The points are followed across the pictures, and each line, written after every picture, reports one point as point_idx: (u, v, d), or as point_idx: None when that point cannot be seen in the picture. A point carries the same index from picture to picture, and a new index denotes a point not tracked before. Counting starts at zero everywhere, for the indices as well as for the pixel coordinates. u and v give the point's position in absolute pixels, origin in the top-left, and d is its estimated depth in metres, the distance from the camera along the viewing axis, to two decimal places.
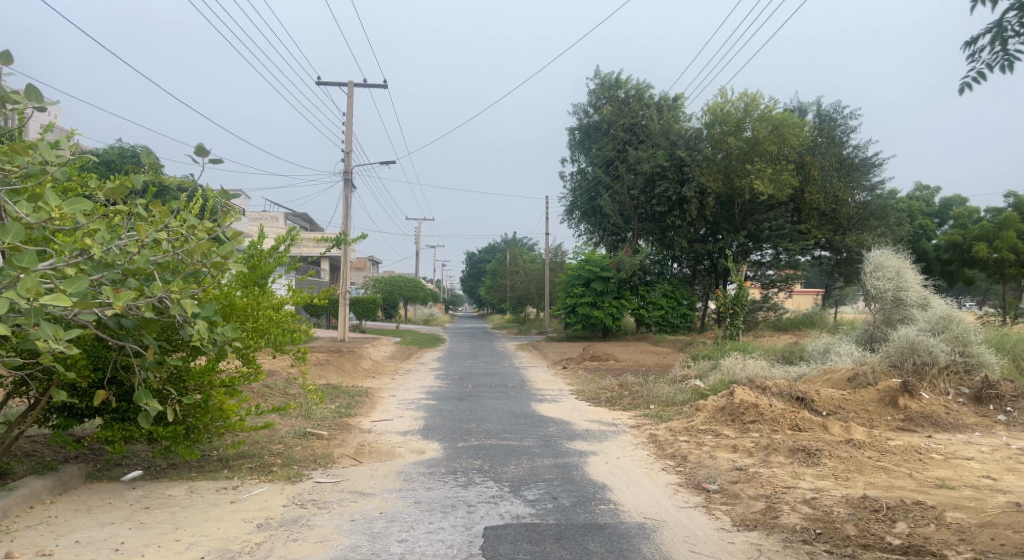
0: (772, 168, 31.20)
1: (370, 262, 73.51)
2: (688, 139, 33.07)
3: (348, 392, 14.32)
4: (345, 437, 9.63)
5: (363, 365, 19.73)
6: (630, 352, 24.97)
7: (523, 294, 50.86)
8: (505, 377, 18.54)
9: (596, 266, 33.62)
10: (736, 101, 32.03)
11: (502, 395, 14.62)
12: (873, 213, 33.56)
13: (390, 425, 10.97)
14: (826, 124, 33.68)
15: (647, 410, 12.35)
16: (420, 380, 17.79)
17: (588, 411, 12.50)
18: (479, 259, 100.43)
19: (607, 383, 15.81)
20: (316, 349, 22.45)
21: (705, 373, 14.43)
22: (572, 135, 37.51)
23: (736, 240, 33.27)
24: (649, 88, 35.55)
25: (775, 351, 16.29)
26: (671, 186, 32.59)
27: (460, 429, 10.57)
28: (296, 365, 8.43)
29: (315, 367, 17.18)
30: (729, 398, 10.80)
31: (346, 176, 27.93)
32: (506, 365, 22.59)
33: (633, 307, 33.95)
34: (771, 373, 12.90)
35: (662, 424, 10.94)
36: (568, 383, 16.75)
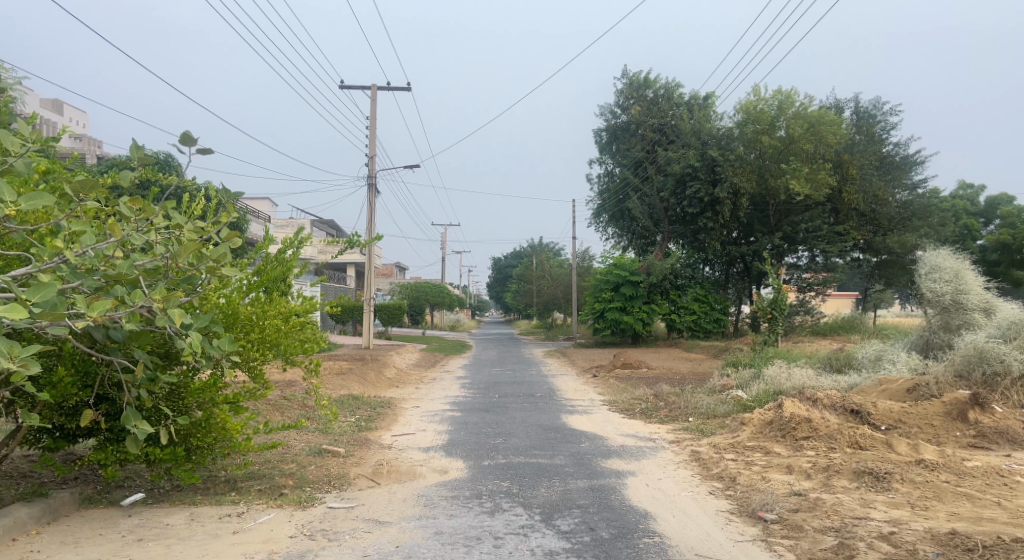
0: (808, 167, 30.33)
1: (396, 269, 73.33)
2: (720, 138, 32.14)
3: (370, 404, 13.69)
4: (363, 454, 8.97)
5: (388, 374, 19.15)
6: (664, 359, 24.12)
7: (550, 300, 50.11)
8: (533, 385, 17.82)
9: (625, 270, 32.71)
10: (770, 99, 31.10)
11: (530, 406, 13.90)
12: (917, 212, 32.47)
13: (411, 440, 10.30)
14: (865, 122, 32.78)
15: (687, 423, 11.55)
16: (446, 390, 17.14)
17: (622, 424, 11.73)
18: (505, 264, 99.99)
19: (641, 393, 15.02)
20: (341, 358, 21.93)
21: (747, 382, 13.59)
22: (599, 137, 36.71)
23: (771, 242, 32.26)
24: (678, 88, 34.71)
25: (820, 359, 15.39)
26: (703, 187, 31.63)
27: (486, 445, 9.87)
28: (309, 378, 7.83)
29: (337, 377, 16.59)
30: (777, 411, 9.98)
31: (370, 181, 27.46)
32: (535, 372, 21.87)
33: (664, 312, 33.00)
34: (821, 382, 12.03)
35: (703, 439, 10.13)
36: (600, 392, 15.99)
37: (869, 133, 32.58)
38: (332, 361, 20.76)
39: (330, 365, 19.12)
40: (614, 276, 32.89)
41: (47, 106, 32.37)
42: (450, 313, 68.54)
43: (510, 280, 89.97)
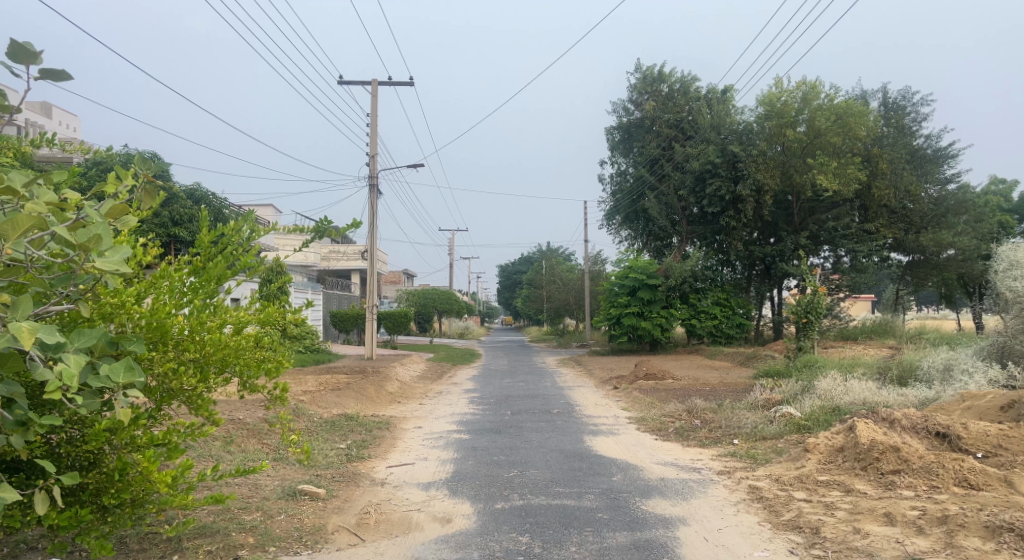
0: (836, 161, 28.80)
1: (404, 275, 71.92)
2: (741, 133, 30.56)
3: (365, 425, 12.05)
4: (350, 497, 7.33)
5: (390, 388, 17.53)
6: (688, 369, 22.40)
7: (561, 306, 48.48)
8: (548, 400, 16.14)
9: (641, 273, 30.96)
10: (793, 91, 29.49)
11: (548, 426, 12.24)
12: (951, 208, 31.16)
13: (408, 473, 8.65)
14: (895, 113, 31.13)
15: (732, 447, 9.89)
16: (452, 406, 15.50)
17: (656, 449, 10.06)
18: (515, 270, 98.55)
19: (671, 408, 13.33)
20: (339, 370, 20.34)
21: (795, 396, 11.91)
22: (610, 135, 34.99)
23: (796, 242, 30.62)
24: (694, 81, 33.06)
25: (874, 368, 13.71)
26: (724, 183, 30.11)
27: (498, 480, 8.21)
28: (274, 407, 6.24)
29: (330, 393, 14.96)
30: (848, 435, 8.29)
31: (372, 181, 25.94)
32: (549, 383, 20.23)
33: (683, 316, 31.35)
34: (888, 397, 10.37)
35: (759, 470, 8.42)
36: (625, 407, 14.33)
37: (899, 125, 30.94)
38: (330, 374, 19.16)
39: (327, 379, 17.54)
40: (629, 279, 31.18)
41: (35, 109, 31.03)
42: (459, 319, 66.88)
43: (520, 286, 88.25)
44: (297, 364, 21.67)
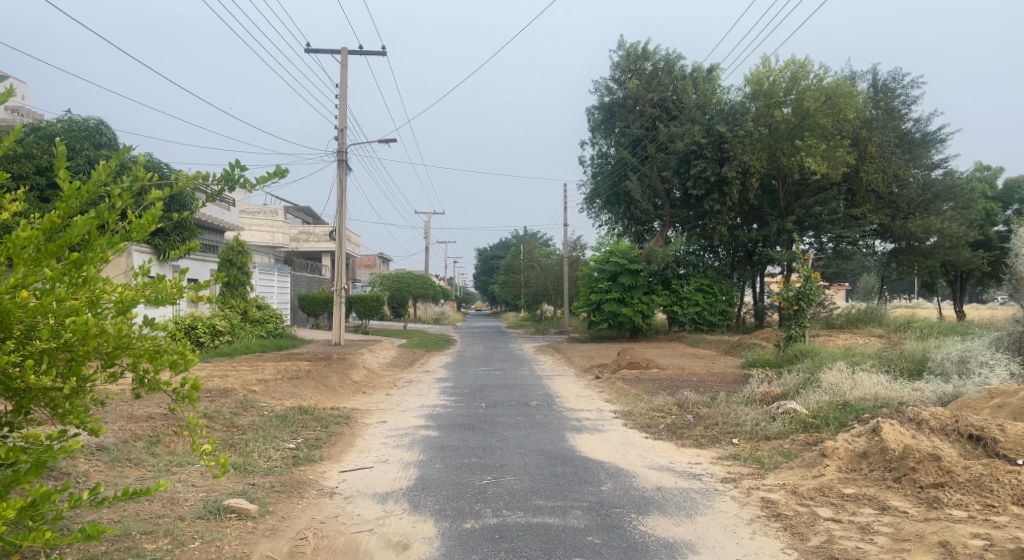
0: (825, 144, 27.85)
1: (379, 259, 70.38)
2: (727, 113, 29.52)
3: (321, 419, 10.80)
4: (289, 514, 6.09)
5: (355, 377, 16.23)
6: (673, 357, 21.30)
7: (539, 291, 47.35)
8: (526, 391, 14.95)
9: (623, 258, 29.83)
10: (781, 70, 28.52)
11: (525, 422, 11.06)
12: (939, 194, 30.17)
13: (363, 480, 7.42)
14: (884, 95, 30.26)
15: (733, 450, 8.81)
16: (422, 397, 14.27)
17: (648, 450, 8.93)
18: (491, 255, 97.23)
19: (660, 401, 12.21)
20: (302, 357, 18.98)
21: (797, 389, 10.82)
22: (591, 115, 33.76)
23: (782, 226, 29.67)
24: (679, 59, 31.94)
25: (878, 358, 12.70)
26: (709, 165, 29.00)
27: (468, 490, 7.01)
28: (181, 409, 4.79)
29: (287, 383, 13.65)
30: (871, 438, 7.20)
31: (341, 156, 24.51)
32: (527, 372, 19.05)
33: (665, 303, 30.41)
34: (905, 392, 9.32)
35: (770, 477, 7.31)
36: (609, 400, 13.22)
37: (889, 107, 30.04)
38: (291, 361, 17.80)
39: (288, 367, 16.23)
40: (610, 264, 30.04)
41: None
42: (434, 304, 65.41)
43: (497, 271, 86.72)
44: (257, 349, 20.27)
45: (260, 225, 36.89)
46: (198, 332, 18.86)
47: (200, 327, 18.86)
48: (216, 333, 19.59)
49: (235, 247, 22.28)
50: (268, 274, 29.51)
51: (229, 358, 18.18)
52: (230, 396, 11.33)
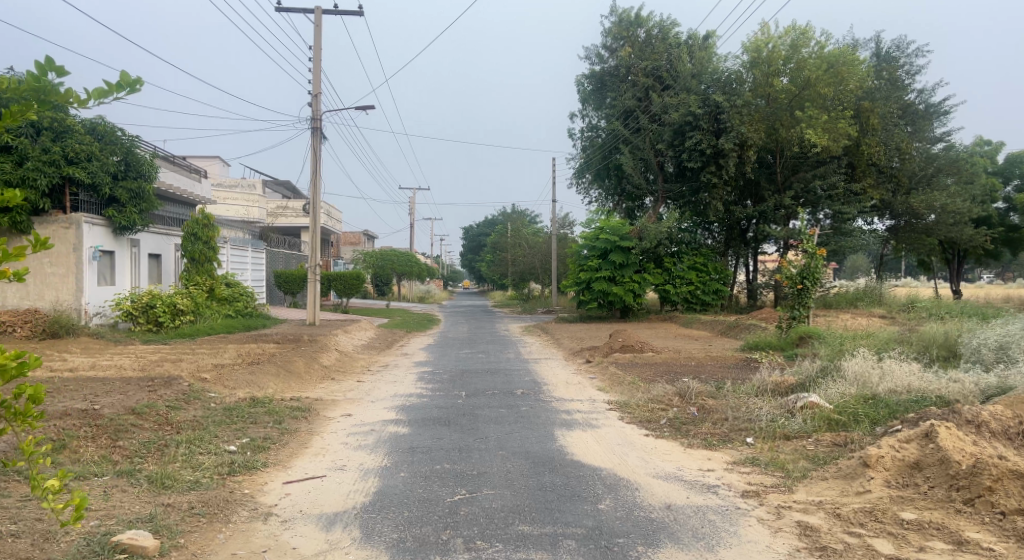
0: (826, 115, 26.60)
1: (363, 237, 68.80)
2: (724, 82, 28.17)
3: (277, 412, 9.48)
4: (205, 549, 4.80)
5: (324, 362, 14.91)
6: (666, 339, 20.09)
7: (526, 270, 46.02)
8: (509, 377, 13.69)
9: (614, 234, 28.46)
10: (781, 37, 27.20)
11: (509, 416, 9.78)
12: (943, 168, 29.26)
13: (312, 495, 6.11)
14: (887, 65, 29.05)
15: (748, 453, 7.58)
16: (396, 384, 12.97)
17: (651, 452, 7.67)
18: (478, 232, 95.64)
19: (659, 391, 10.94)
20: (269, 338, 17.62)
21: (815, 380, 9.59)
22: (581, 85, 32.34)
23: (781, 202, 28.41)
24: (674, 26, 30.53)
25: (899, 342, 11.47)
26: (705, 137, 27.63)
27: (439, 510, 5.73)
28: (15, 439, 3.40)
29: (244, 369, 12.30)
30: (924, 445, 5.96)
31: (315, 124, 23.12)
32: (512, 355, 17.82)
33: (658, 281, 29.18)
34: (942, 383, 8.10)
35: (802, 491, 6.09)
36: (602, 389, 12.00)
37: (891, 77, 28.81)
38: (256, 344, 16.47)
39: (251, 351, 14.94)
40: (601, 241, 28.63)
41: None
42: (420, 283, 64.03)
43: (484, 249, 85.21)
44: (223, 330, 18.89)
45: (234, 199, 35.37)
46: (156, 312, 17.63)
47: (158, 306, 17.61)
48: (177, 313, 18.18)
49: (201, 220, 20.92)
50: (240, 250, 28.06)
51: (189, 339, 16.83)
52: (174, 385, 9.97)
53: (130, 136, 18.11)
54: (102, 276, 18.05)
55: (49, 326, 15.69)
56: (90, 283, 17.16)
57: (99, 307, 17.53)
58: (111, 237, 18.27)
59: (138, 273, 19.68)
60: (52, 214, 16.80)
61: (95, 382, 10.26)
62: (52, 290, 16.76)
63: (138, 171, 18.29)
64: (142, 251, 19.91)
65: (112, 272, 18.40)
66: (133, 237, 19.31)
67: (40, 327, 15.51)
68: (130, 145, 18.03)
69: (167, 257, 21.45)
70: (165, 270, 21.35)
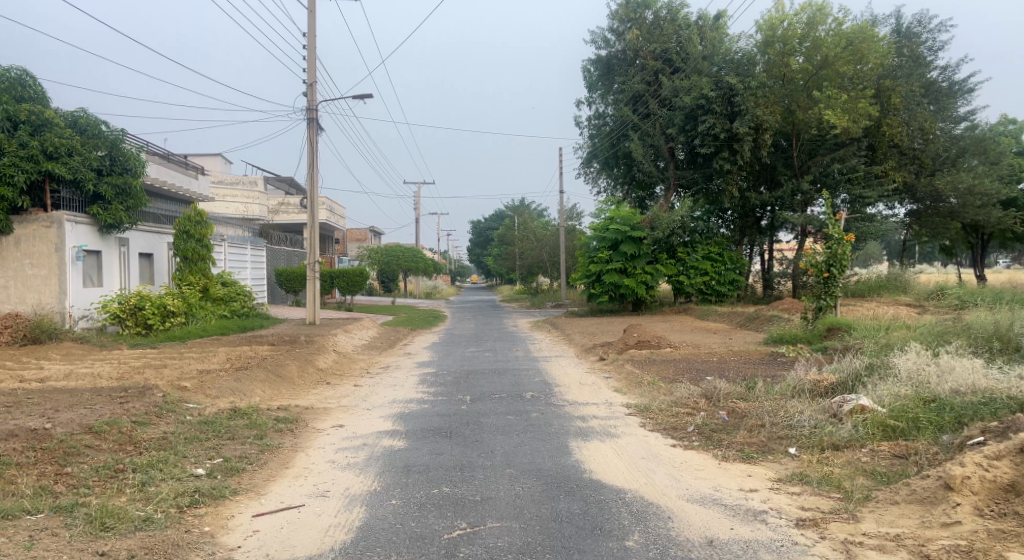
0: (846, 95, 25.49)
1: (370, 234, 67.94)
2: (737, 63, 27.05)
3: (259, 424, 8.50)
4: None
5: (320, 365, 13.94)
6: (682, 333, 19.07)
7: (534, 263, 45.04)
8: (518, 379, 12.68)
9: (625, 224, 27.41)
10: (797, 13, 26.10)
11: (517, 425, 8.76)
12: (968, 148, 28.05)
13: (285, 533, 5.14)
14: (908, 42, 27.90)
15: (792, 467, 6.55)
16: (395, 389, 11.98)
17: (680, 468, 6.66)
18: (485, 226, 94.65)
19: (683, 393, 9.89)
20: (264, 340, 16.69)
21: (859, 379, 8.54)
22: (587, 71, 31.31)
23: (798, 187, 27.24)
24: (683, 7, 29.43)
25: (946, 331, 10.36)
26: (718, 121, 26.48)
27: (434, 551, 4.74)
28: None
29: (230, 375, 11.34)
30: (1020, 462, 4.92)
31: (311, 115, 22.25)
32: (520, 353, 16.83)
33: (671, 272, 28.11)
34: (1012, 382, 7.05)
35: (870, 516, 5.06)
36: (619, 391, 10.98)
37: (913, 55, 27.72)
38: (249, 346, 15.53)
39: (243, 354, 13.99)
40: (611, 232, 27.59)
41: None
42: (426, 278, 63.11)
43: (491, 243, 84.24)
44: (217, 331, 17.97)
45: (234, 196, 34.53)
46: (145, 315, 16.70)
47: (147, 308, 16.70)
48: (167, 314, 17.26)
49: (193, 217, 20.04)
50: (239, 248, 27.18)
51: (180, 342, 15.94)
52: (147, 395, 9.02)
53: (116, 130, 17.17)
54: (89, 276, 17.16)
55: (29, 331, 14.80)
56: (75, 285, 16.27)
57: (84, 310, 16.63)
58: (97, 236, 17.36)
59: (128, 273, 18.78)
60: (32, 213, 15.95)
61: (62, 393, 9.32)
62: (34, 293, 15.88)
63: (123, 166, 17.32)
64: (131, 250, 19.01)
65: (99, 273, 17.51)
66: (122, 235, 18.40)
67: (20, 332, 14.61)
68: (116, 139, 17.10)
69: (160, 256, 20.55)
70: (157, 270, 20.47)
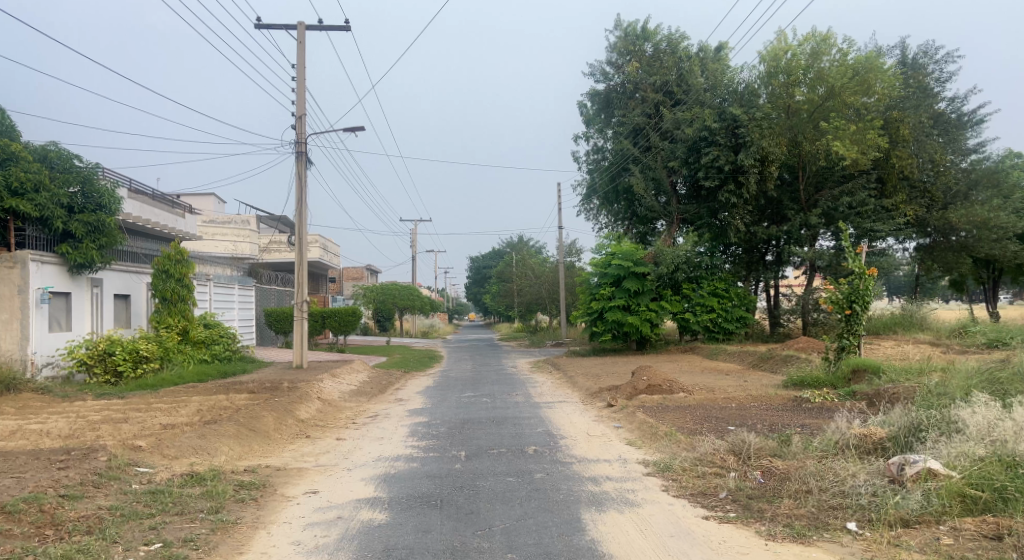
0: (854, 126, 24.68)
1: (366, 273, 66.88)
2: (740, 94, 26.26)
3: (217, 492, 7.27)
4: None
5: (301, 415, 12.67)
6: (693, 375, 17.85)
7: (533, 301, 43.89)
8: (519, 430, 11.41)
9: (627, 260, 26.36)
10: (800, 44, 25.44)
11: (520, 491, 7.53)
12: (980, 181, 27.22)
13: None
14: (915, 73, 27.26)
15: (856, 551, 5.34)
16: (382, 443, 10.73)
17: (719, 553, 5.45)
18: (483, 264, 93.76)
19: (708, 449, 8.66)
20: (243, 387, 15.42)
21: (915, 434, 7.34)
22: (585, 105, 30.64)
23: (806, 220, 26.23)
24: (683, 38, 28.82)
25: (1001, 376, 9.15)
26: (722, 152, 25.58)
27: None
28: None
29: (196, 430, 10.10)
30: None
31: (298, 148, 21.31)
32: (519, 398, 15.57)
33: (676, 309, 27.01)
34: None
35: None
36: (630, 446, 9.73)
37: (920, 86, 27.07)
38: (226, 394, 14.26)
39: (216, 404, 12.74)
40: (612, 268, 26.54)
41: None
42: (424, 317, 61.92)
43: (489, 281, 83.22)
44: (194, 379, 16.74)
45: (223, 234, 33.49)
46: (115, 361, 15.50)
47: (117, 353, 15.52)
48: (140, 360, 16.04)
49: (173, 255, 18.95)
50: (226, 287, 26.01)
51: (151, 391, 14.70)
52: (89, 459, 7.78)
53: (91, 164, 16.17)
54: (55, 320, 16.01)
55: None
56: (38, 330, 15.12)
57: (49, 356, 15.43)
58: (66, 276, 16.26)
59: (101, 317, 17.61)
60: None
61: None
62: None
63: (97, 203, 16.27)
64: (105, 291, 17.89)
65: (67, 317, 16.37)
66: (96, 276, 17.28)
67: None
68: (90, 174, 16.10)
69: (137, 297, 19.42)
70: (134, 311, 19.35)
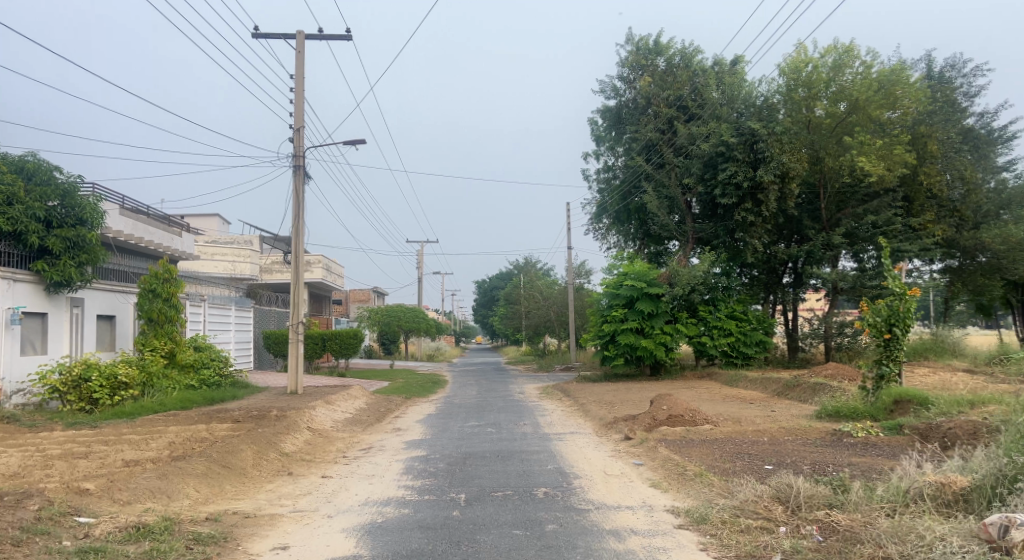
0: (880, 141, 23.51)
1: (372, 294, 65.75)
2: (758, 109, 25.14)
3: (164, 550, 6.04)
4: None
5: (286, 449, 11.44)
6: (715, 404, 16.54)
7: (541, 324, 42.59)
8: (528, 467, 10.13)
9: (640, 280, 25.12)
10: (822, 56, 24.42)
11: (526, 550, 6.25)
12: (1013, 199, 25.92)
13: None
14: (942, 86, 26.15)
15: None
16: (372, 483, 9.48)
17: None
18: (491, 286, 92.63)
19: (749, 495, 7.36)
20: (228, 415, 14.22)
21: (1008, 484, 6.03)
22: (595, 122, 29.61)
23: (828, 240, 24.93)
24: (697, 52, 27.81)
25: None
26: (740, 168, 24.37)
27: None
28: None
29: (160, 467, 8.89)
30: None
31: (295, 161, 20.27)
32: (527, 428, 14.32)
33: (691, 333, 25.72)
34: None
35: None
36: (655, 489, 8.44)
37: (948, 100, 25.93)
38: (207, 424, 13.06)
39: (192, 436, 11.53)
40: (625, 289, 25.30)
41: None
42: (430, 340, 60.62)
43: (496, 303, 81.96)
44: (176, 406, 15.54)
45: (222, 254, 32.46)
46: (90, 388, 14.30)
47: (93, 380, 14.32)
48: (118, 387, 14.85)
49: (161, 274, 17.89)
50: (221, 308, 24.88)
51: (128, 420, 13.54)
52: (18, 507, 6.57)
53: (71, 176, 15.14)
54: (29, 343, 14.94)
55: None
56: (8, 353, 14.01)
57: (19, 383, 14.30)
58: (42, 296, 15.17)
59: (81, 339, 16.51)
60: None
61: None
62: None
63: (77, 217, 15.22)
64: (87, 312, 16.81)
65: (42, 340, 15.27)
66: (76, 295, 16.19)
67: None
68: (70, 187, 15.07)
69: (122, 318, 18.31)
70: (118, 334, 18.22)
